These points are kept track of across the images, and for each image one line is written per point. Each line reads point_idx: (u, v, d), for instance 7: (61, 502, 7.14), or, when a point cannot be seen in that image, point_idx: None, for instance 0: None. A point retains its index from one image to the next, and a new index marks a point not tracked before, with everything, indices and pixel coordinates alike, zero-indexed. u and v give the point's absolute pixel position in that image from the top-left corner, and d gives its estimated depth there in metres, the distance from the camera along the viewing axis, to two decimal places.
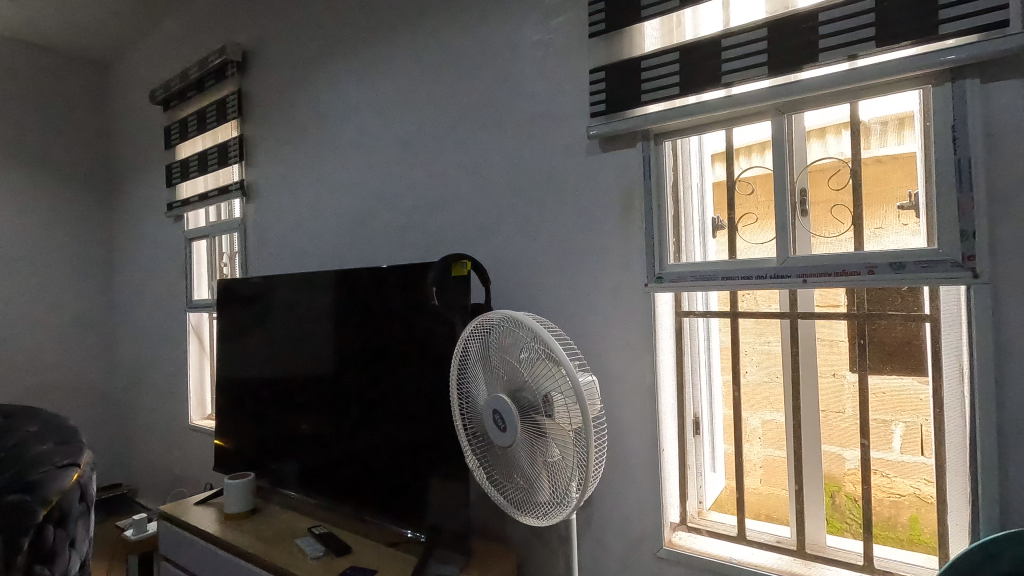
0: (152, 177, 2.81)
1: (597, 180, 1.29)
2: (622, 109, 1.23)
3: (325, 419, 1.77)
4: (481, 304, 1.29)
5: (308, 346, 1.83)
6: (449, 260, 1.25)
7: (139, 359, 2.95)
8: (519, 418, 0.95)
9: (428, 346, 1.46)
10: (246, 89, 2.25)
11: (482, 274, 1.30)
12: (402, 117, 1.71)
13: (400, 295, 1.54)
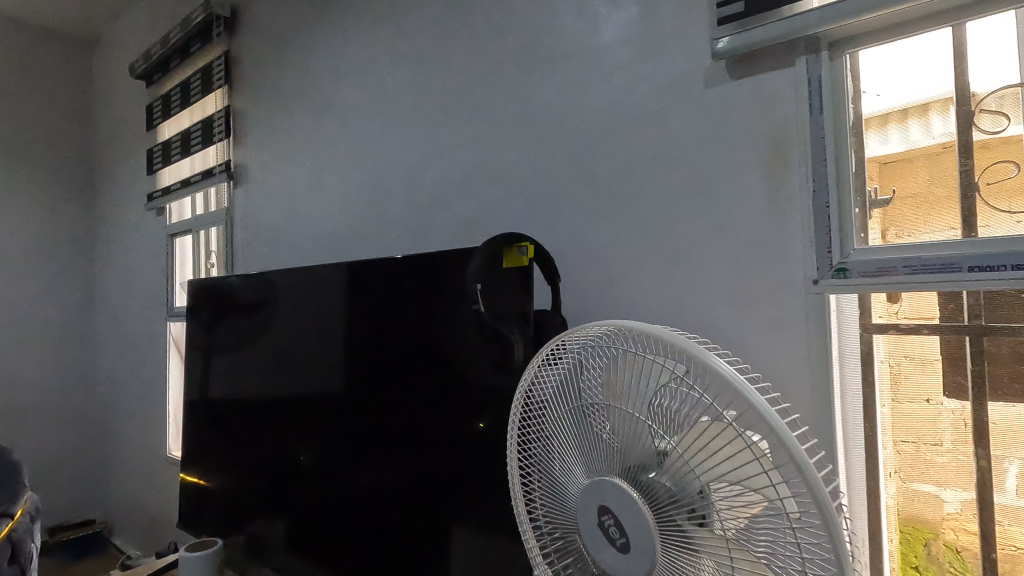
0: (133, 165, 2.43)
1: (720, 125, 0.86)
2: (772, 8, 0.78)
3: (320, 466, 1.35)
4: (544, 313, 0.84)
5: (302, 367, 1.42)
6: (500, 241, 0.80)
7: (118, 375, 2.55)
8: (656, 526, 0.51)
9: (465, 372, 1.04)
10: (235, 51, 1.86)
11: (546, 267, 0.86)
12: (426, 66, 1.30)
13: (424, 300, 1.12)
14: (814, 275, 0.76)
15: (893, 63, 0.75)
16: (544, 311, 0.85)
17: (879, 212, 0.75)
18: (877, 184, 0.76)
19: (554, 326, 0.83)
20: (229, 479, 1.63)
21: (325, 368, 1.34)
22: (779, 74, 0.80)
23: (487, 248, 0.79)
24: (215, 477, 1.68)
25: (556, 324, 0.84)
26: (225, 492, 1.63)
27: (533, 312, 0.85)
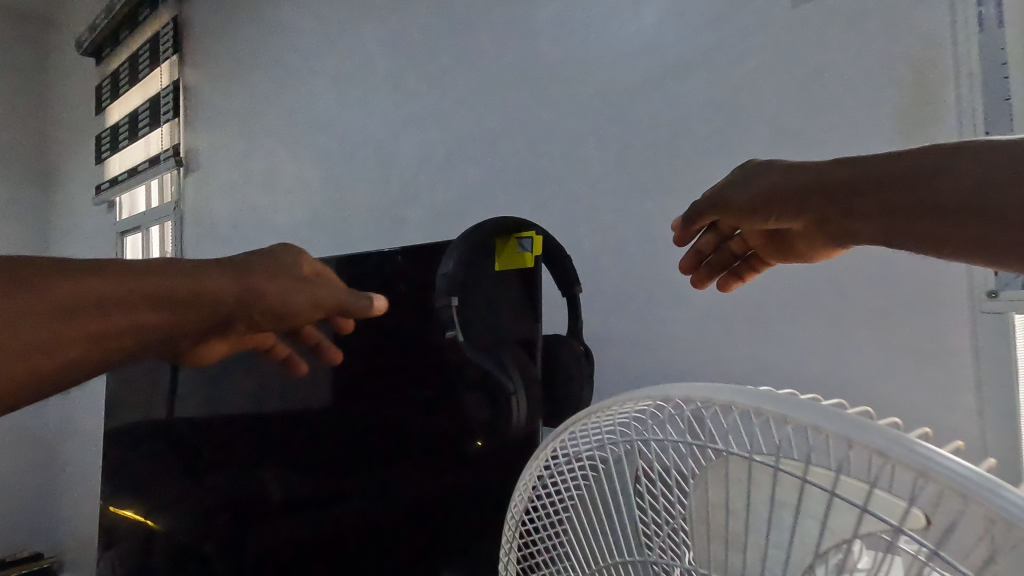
0: (85, 154, 2.16)
1: (808, 55, 0.59)
2: None
3: (264, 521, 1.05)
4: (559, 341, 0.54)
5: (249, 392, 1.14)
6: (489, 227, 0.51)
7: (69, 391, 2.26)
8: None
9: (454, 408, 0.77)
10: (185, 16, 1.59)
11: (561, 270, 0.56)
12: (402, 15, 1.04)
13: (400, 312, 0.84)
14: (991, 284, 0.48)
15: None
16: (558, 337, 0.55)
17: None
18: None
19: (576, 361, 0.53)
20: (168, 525, 1.34)
21: (277, 394, 1.06)
22: None
23: (468, 237, 0.49)
24: (154, 521, 1.39)
25: (579, 357, 0.53)
26: (165, 541, 1.35)
27: (542, 337, 0.55)
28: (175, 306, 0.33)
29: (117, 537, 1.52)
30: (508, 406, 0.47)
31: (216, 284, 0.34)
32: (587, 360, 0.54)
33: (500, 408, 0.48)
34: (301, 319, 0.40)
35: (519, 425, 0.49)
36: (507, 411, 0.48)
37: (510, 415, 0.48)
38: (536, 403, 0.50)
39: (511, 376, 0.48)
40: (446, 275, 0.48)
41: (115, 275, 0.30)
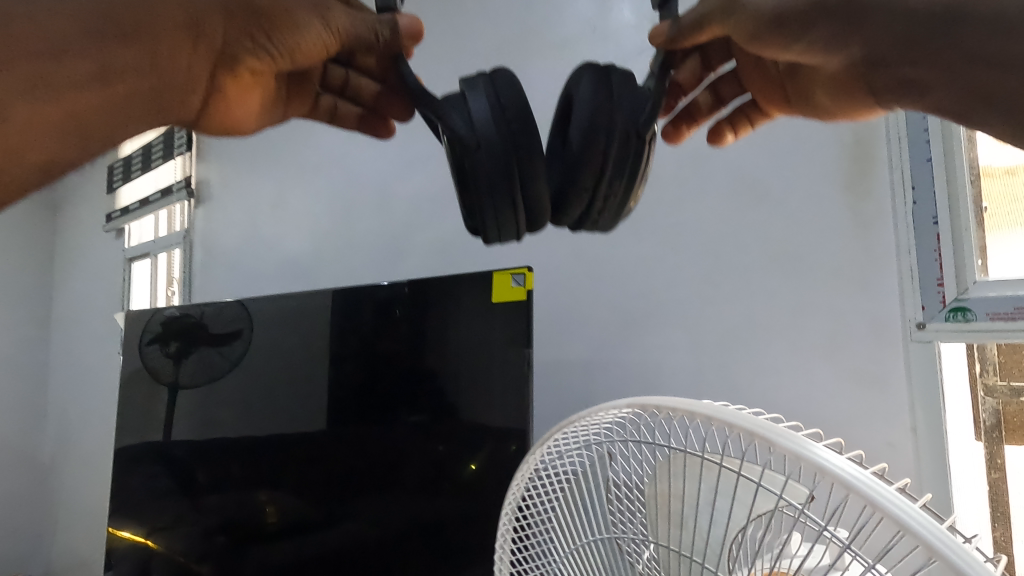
0: (95, 183, 2.24)
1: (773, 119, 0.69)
2: None
3: (261, 541, 1.09)
4: (597, 90, 0.36)
5: (247, 414, 1.18)
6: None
7: (71, 415, 2.29)
8: None
9: (443, 427, 0.84)
10: None
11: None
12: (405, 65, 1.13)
13: (403, 334, 0.92)
14: (919, 316, 0.56)
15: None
16: (604, 79, 0.37)
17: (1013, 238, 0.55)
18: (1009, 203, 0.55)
19: (607, 121, 0.36)
20: (167, 547, 1.36)
21: (271, 420, 1.12)
22: None
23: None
24: (155, 542, 1.42)
25: (622, 112, 0.35)
26: (165, 563, 1.37)
27: (584, 86, 0.37)
28: (145, 25, 0.38)
29: (115, 560, 1.53)
30: (477, 189, 0.35)
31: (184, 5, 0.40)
32: (641, 119, 0.35)
33: (478, 210, 0.36)
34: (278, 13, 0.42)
35: (507, 222, 0.36)
36: (482, 198, 0.35)
37: (489, 204, 0.35)
38: (531, 188, 0.36)
39: (476, 163, 0.34)
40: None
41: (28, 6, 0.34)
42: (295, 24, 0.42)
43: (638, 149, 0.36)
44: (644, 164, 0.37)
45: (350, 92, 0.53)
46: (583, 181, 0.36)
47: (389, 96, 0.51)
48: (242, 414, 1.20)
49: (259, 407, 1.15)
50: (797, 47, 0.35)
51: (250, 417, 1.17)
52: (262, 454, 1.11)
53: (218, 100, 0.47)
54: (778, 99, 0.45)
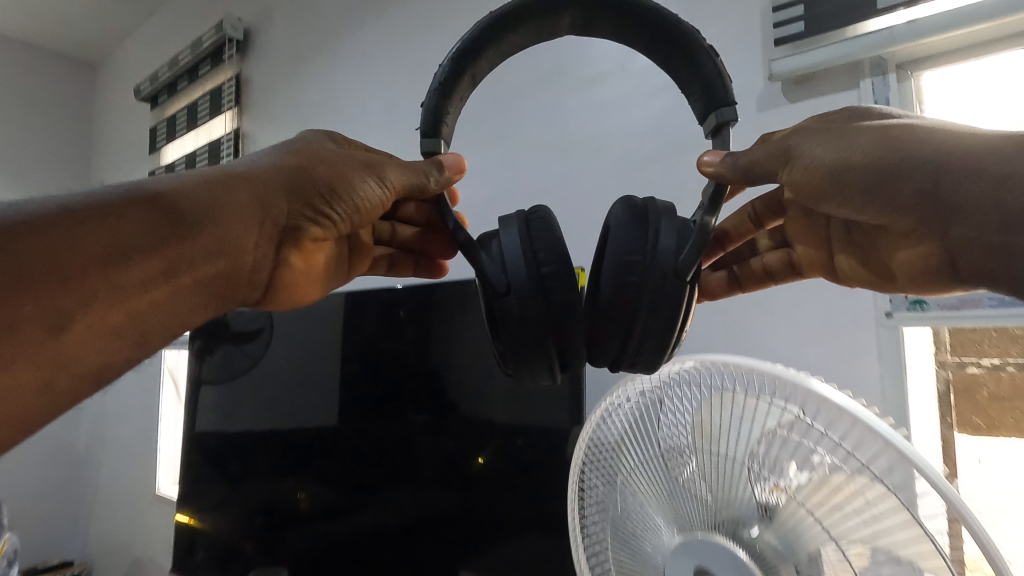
0: None
1: None
2: (827, 33, 0.77)
3: (307, 520, 1.19)
4: (637, 234, 0.42)
5: (287, 405, 1.28)
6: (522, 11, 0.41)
7: (107, 407, 2.41)
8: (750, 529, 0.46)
9: (450, 416, 0.98)
10: (246, 73, 1.80)
11: (713, 92, 0.41)
12: None
13: (404, 334, 1.08)
14: (887, 308, 0.72)
15: (957, 95, 0.75)
16: (647, 225, 0.43)
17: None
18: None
19: (643, 265, 0.41)
20: (212, 527, 1.45)
21: (298, 416, 1.24)
22: (841, 96, 0.76)
23: (487, 31, 0.41)
24: (198, 521, 1.48)
25: (662, 259, 0.40)
26: (208, 542, 1.45)
27: (620, 215, 0.44)
28: (193, 218, 0.45)
29: None
30: (516, 333, 0.40)
31: (257, 196, 0.49)
32: (682, 262, 0.39)
33: (514, 359, 0.41)
34: (341, 189, 0.52)
35: (548, 364, 0.41)
36: (523, 345, 0.40)
37: (529, 349, 0.40)
38: (568, 335, 0.41)
39: (506, 312, 0.40)
40: (421, 133, 0.44)
41: (106, 227, 0.40)
42: (354, 187, 0.52)
43: (677, 291, 0.40)
44: (683, 304, 0.40)
45: (397, 240, 0.68)
46: (617, 326, 0.41)
47: (435, 234, 0.67)
48: (269, 404, 1.33)
49: (286, 401, 1.29)
50: (860, 201, 0.46)
51: (273, 410, 1.32)
52: (285, 446, 1.26)
53: (286, 273, 0.55)
54: (824, 262, 0.57)
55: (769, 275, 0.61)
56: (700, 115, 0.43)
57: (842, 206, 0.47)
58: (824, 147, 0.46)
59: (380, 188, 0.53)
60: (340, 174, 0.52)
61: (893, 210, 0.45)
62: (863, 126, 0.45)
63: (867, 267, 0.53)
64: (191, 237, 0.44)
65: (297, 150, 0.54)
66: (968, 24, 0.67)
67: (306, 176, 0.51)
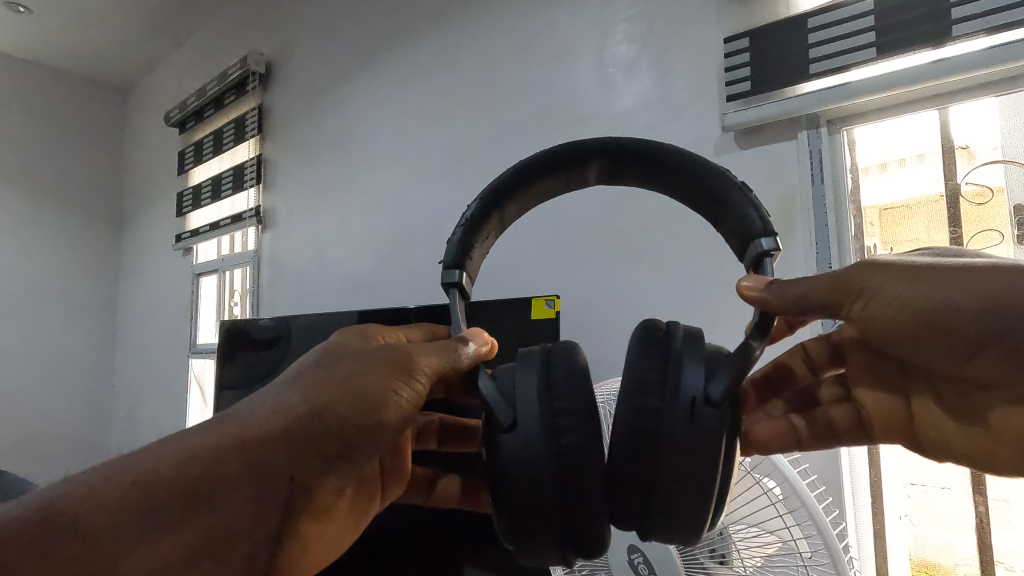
0: (164, 206, 2.54)
1: None
2: (770, 91, 0.88)
3: None
4: (656, 366, 0.41)
5: None
6: (553, 156, 0.48)
7: (137, 412, 2.56)
8: None
9: None
10: (268, 104, 1.95)
11: (744, 228, 0.44)
12: (446, 121, 1.37)
13: None
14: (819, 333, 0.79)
15: (885, 145, 0.87)
16: (668, 355, 0.41)
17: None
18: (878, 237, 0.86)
19: (670, 403, 0.39)
20: None
21: None
22: (782, 146, 0.87)
23: (525, 169, 0.48)
24: None
25: (678, 404, 0.39)
26: None
27: (636, 342, 0.43)
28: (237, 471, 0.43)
29: None
30: (524, 502, 0.38)
31: (278, 453, 0.46)
32: (711, 392, 0.38)
33: (518, 531, 0.39)
34: (362, 418, 0.47)
35: (569, 542, 0.38)
36: (541, 516, 0.38)
37: (547, 531, 0.38)
38: (591, 507, 0.38)
39: (510, 472, 0.39)
40: (443, 264, 0.48)
41: (147, 484, 0.39)
42: (388, 397, 0.48)
43: (714, 435, 0.37)
44: (720, 450, 0.37)
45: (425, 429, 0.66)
46: (642, 481, 0.38)
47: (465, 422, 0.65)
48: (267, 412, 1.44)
49: None
50: (949, 334, 0.46)
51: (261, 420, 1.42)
52: None
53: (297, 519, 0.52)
54: (900, 418, 0.54)
55: (834, 430, 0.57)
56: (738, 253, 0.45)
57: (958, 346, 0.46)
58: (925, 286, 0.45)
59: (413, 382, 0.48)
60: (358, 406, 0.47)
61: (1021, 357, 0.44)
62: (953, 265, 0.45)
63: (957, 421, 0.50)
64: (193, 517, 0.41)
65: (304, 380, 0.49)
66: (886, 90, 0.78)
67: (311, 421, 0.46)
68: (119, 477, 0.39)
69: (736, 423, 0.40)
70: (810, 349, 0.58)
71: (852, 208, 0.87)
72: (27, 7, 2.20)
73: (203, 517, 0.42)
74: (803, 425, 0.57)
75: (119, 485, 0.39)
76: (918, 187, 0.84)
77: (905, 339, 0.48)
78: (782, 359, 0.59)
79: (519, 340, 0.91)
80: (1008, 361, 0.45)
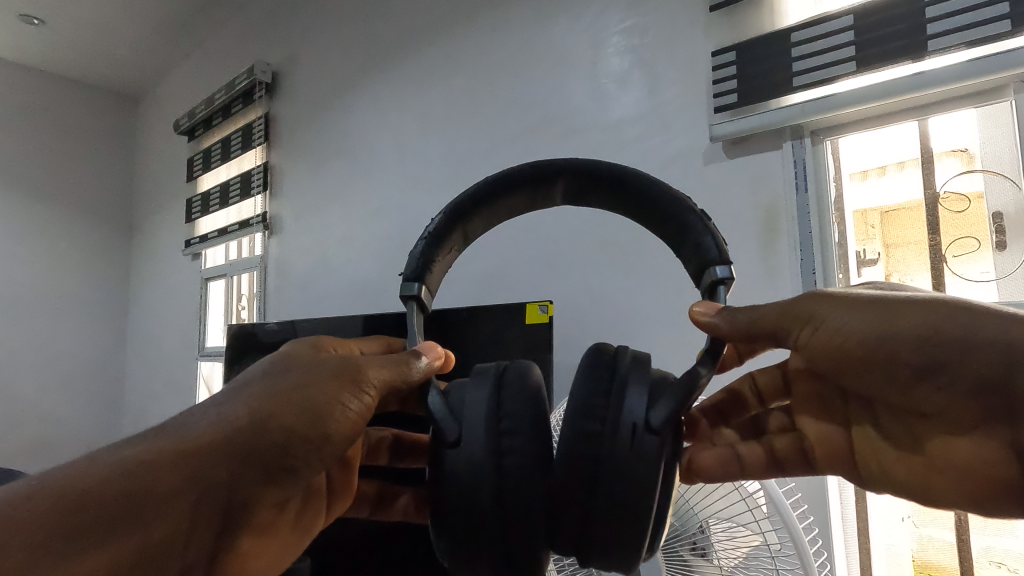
0: (174, 212, 2.60)
1: (720, 195, 0.95)
2: (756, 101, 0.92)
3: None
4: (601, 390, 0.44)
5: None
6: (527, 175, 0.51)
7: (147, 414, 2.61)
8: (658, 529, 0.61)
9: None
10: (274, 112, 2.00)
11: (699, 253, 0.47)
12: (447, 130, 1.41)
13: None
14: None
15: (868, 153, 0.90)
16: (613, 381, 0.44)
17: (868, 270, 0.87)
18: (866, 242, 0.89)
19: (613, 430, 0.42)
20: None
21: None
22: (768, 155, 0.90)
23: (493, 187, 0.52)
24: None
25: (619, 436, 0.41)
26: None
27: (584, 368, 0.46)
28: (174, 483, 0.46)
29: None
30: (465, 523, 0.41)
31: (215, 465, 0.48)
32: (650, 419, 0.41)
33: (456, 548, 0.42)
34: (308, 429, 0.51)
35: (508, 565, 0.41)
36: (481, 532, 0.40)
37: (482, 547, 0.41)
38: (532, 529, 0.40)
39: (448, 492, 0.42)
40: (403, 276, 0.51)
41: (82, 495, 0.42)
42: (336, 407, 0.52)
43: (652, 462, 0.40)
44: (657, 477, 0.40)
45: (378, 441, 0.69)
46: (579, 503, 0.41)
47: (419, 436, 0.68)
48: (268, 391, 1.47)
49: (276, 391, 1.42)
50: (886, 364, 0.49)
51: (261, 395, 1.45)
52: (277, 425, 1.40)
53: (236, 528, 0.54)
54: (841, 448, 0.57)
55: (778, 462, 0.59)
56: (694, 276, 0.48)
57: (900, 374, 0.49)
58: (864, 317, 0.48)
59: (362, 395, 0.52)
60: (304, 418, 0.50)
61: (959, 388, 0.47)
62: (892, 299, 0.48)
63: (897, 447, 0.53)
64: (131, 528, 0.44)
65: (255, 389, 0.52)
66: (867, 101, 0.81)
67: (255, 433, 0.49)
68: (48, 494, 0.41)
69: (675, 453, 0.43)
70: (759, 377, 0.62)
71: (838, 213, 0.91)
72: (41, 19, 2.27)
73: (132, 535, 0.44)
74: (751, 455, 0.58)
75: (62, 496, 0.41)
76: (901, 194, 0.87)
77: (850, 364, 0.50)
78: (733, 387, 0.63)
79: (514, 345, 0.95)
80: (946, 391, 0.48)
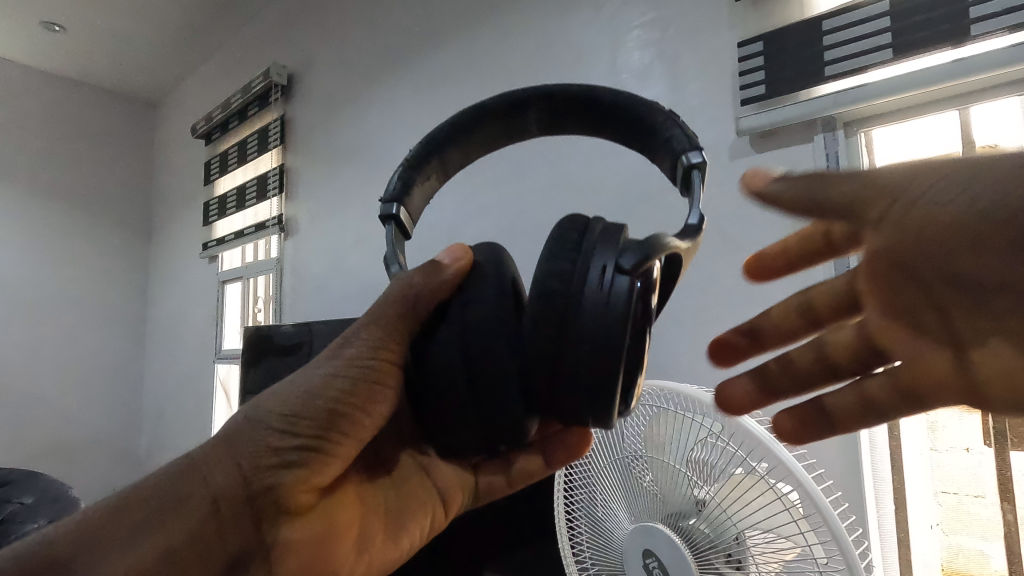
0: (192, 216, 2.61)
1: None
2: (784, 93, 0.88)
3: None
4: (568, 259, 0.40)
5: None
6: (492, 112, 0.51)
7: (165, 416, 2.62)
8: (687, 537, 0.58)
9: None
10: (290, 114, 2.00)
11: (670, 147, 0.46)
12: None
13: None
14: None
15: (903, 144, 0.86)
16: (580, 245, 0.41)
17: None
18: None
19: (580, 272, 0.39)
20: None
21: None
22: (798, 149, 0.87)
23: (466, 121, 0.52)
24: None
25: (589, 295, 0.38)
26: None
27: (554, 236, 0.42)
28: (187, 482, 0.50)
29: None
30: (438, 413, 0.42)
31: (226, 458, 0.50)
32: (622, 262, 0.38)
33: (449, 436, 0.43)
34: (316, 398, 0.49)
35: (491, 433, 0.41)
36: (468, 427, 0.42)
37: (463, 422, 0.42)
38: (505, 407, 0.40)
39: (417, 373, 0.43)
40: (381, 200, 0.51)
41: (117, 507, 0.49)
42: (342, 372, 0.49)
43: (624, 302, 0.37)
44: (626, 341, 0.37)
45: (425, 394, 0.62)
46: (548, 370, 0.39)
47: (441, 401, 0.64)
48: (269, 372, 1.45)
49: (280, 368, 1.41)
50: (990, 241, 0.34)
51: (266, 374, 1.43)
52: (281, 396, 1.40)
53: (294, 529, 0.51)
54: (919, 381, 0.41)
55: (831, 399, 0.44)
56: (671, 175, 0.47)
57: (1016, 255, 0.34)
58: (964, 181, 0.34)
59: (376, 346, 0.48)
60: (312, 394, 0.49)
61: None
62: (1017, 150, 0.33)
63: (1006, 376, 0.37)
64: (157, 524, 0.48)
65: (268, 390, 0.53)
66: (902, 91, 0.77)
67: (254, 425, 0.50)
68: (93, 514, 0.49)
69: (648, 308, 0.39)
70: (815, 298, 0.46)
71: None
72: (62, 26, 2.30)
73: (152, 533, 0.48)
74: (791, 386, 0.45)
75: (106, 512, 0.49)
76: None
77: (963, 244, 0.35)
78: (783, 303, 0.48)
79: None
80: None
